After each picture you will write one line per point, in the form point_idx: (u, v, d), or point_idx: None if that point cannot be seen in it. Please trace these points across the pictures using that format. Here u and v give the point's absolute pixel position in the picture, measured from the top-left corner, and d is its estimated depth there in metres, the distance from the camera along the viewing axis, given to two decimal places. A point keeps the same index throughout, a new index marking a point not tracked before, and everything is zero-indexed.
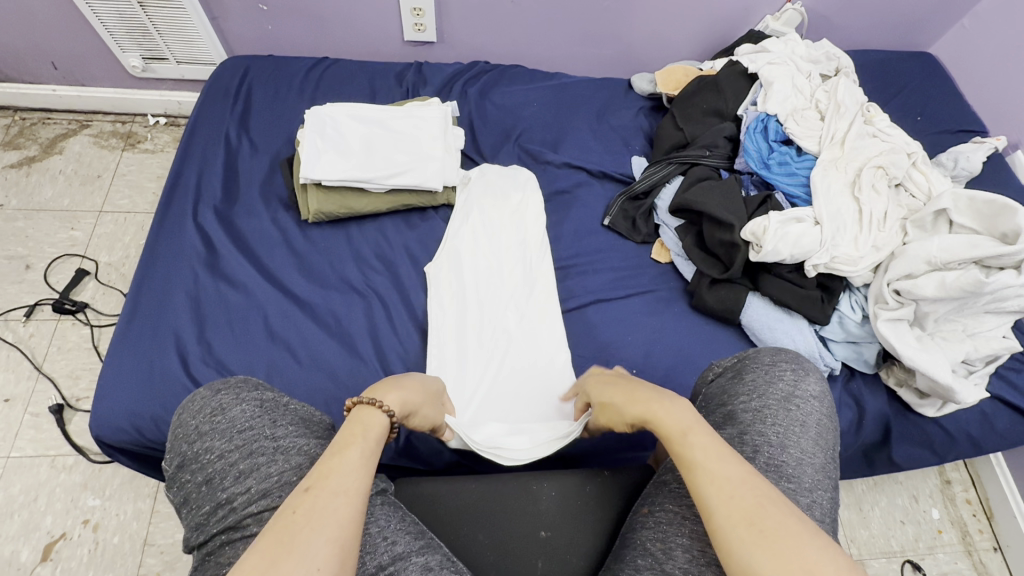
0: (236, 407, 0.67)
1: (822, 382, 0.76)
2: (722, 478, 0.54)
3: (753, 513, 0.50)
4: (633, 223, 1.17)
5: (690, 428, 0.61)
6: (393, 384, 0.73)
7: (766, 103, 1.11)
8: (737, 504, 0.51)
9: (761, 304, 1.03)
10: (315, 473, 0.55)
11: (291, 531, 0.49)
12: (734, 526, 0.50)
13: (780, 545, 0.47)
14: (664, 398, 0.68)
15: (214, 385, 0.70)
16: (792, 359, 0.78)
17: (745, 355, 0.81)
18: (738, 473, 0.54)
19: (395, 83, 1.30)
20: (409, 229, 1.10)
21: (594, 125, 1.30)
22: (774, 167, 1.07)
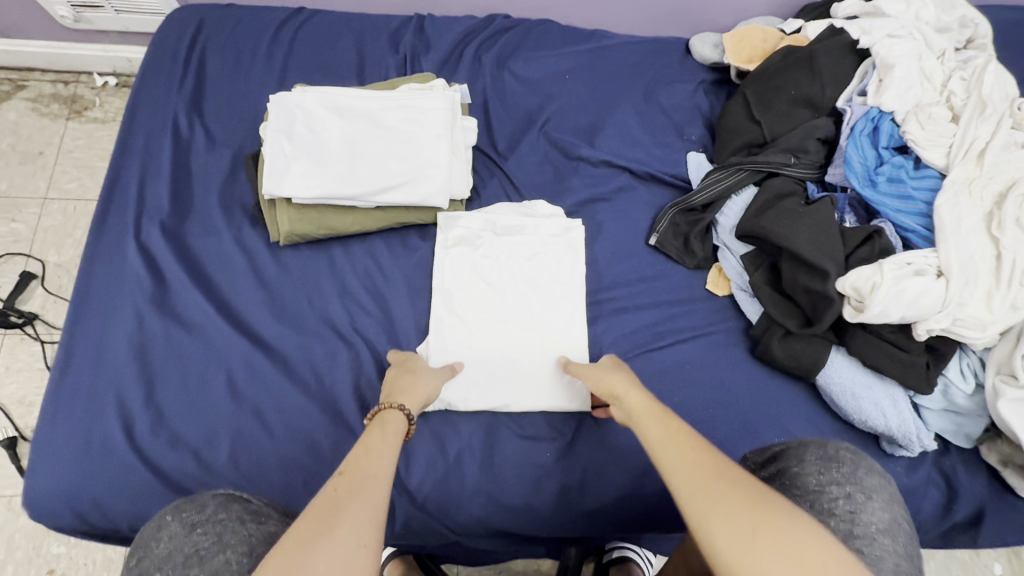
0: (217, 557, 0.52)
1: (891, 505, 0.59)
2: (680, 458, 0.58)
3: (718, 477, 0.54)
4: (686, 243, 0.93)
5: (649, 416, 0.66)
6: (401, 376, 0.75)
7: (879, 95, 0.83)
8: (696, 471, 0.55)
9: (846, 364, 0.82)
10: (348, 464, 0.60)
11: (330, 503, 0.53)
12: (697, 494, 0.53)
13: (746, 504, 0.50)
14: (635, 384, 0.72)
15: (187, 517, 0.56)
16: (847, 477, 0.60)
17: (783, 459, 0.64)
18: (690, 450, 0.58)
19: (389, 47, 1.01)
20: (407, 254, 0.88)
21: (641, 107, 1.03)
22: (883, 185, 0.81)
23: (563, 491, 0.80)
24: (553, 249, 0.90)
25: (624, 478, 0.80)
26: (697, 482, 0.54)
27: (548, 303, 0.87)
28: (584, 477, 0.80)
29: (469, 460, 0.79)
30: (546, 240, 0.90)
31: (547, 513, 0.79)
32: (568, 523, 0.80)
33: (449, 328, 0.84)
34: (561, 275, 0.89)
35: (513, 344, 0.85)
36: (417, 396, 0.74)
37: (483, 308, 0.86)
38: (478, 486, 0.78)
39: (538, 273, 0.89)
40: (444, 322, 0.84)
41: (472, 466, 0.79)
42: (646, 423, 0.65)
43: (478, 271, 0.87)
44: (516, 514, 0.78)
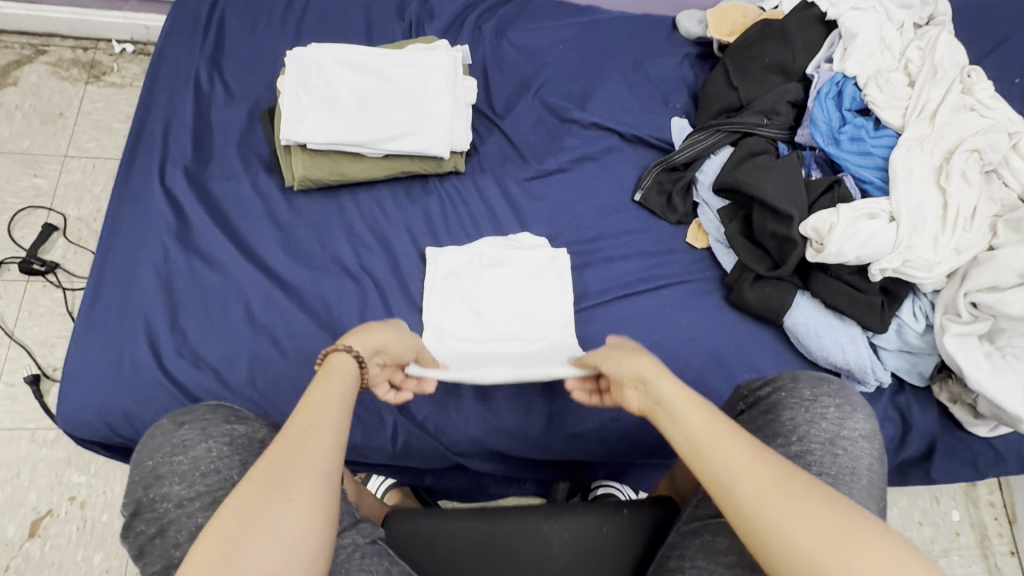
0: (200, 444, 0.63)
1: (870, 418, 0.69)
2: (748, 465, 0.51)
3: (804, 489, 0.49)
4: (668, 199, 1.01)
5: (690, 402, 0.58)
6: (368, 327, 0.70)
7: (843, 62, 0.91)
8: (767, 479, 0.50)
9: (810, 305, 0.90)
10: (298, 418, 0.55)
11: (273, 476, 0.50)
12: (777, 504, 0.48)
13: (840, 520, 0.46)
14: (656, 366, 0.63)
15: (175, 416, 0.67)
16: (835, 392, 0.69)
17: (778, 382, 0.73)
18: (756, 454, 0.52)
19: (396, 15, 1.09)
20: (411, 203, 0.96)
21: (630, 76, 1.11)
22: (845, 143, 0.90)
23: (551, 415, 0.87)
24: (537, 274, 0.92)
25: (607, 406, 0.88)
26: (769, 495, 0.49)
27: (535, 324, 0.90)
28: (570, 404, 0.88)
29: (466, 386, 0.87)
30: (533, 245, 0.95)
31: (537, 435, 0.87)
32: (555, 444, 0.88)
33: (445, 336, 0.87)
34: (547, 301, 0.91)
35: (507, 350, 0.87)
36: (373, 339, 0.68)
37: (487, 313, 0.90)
38: (474, 409, 0.86)
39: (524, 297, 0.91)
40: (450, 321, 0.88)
41: (469, 391, 0.87)
42: (687, 410, 0.57)
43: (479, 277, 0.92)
44: (509, 435, 0.86)
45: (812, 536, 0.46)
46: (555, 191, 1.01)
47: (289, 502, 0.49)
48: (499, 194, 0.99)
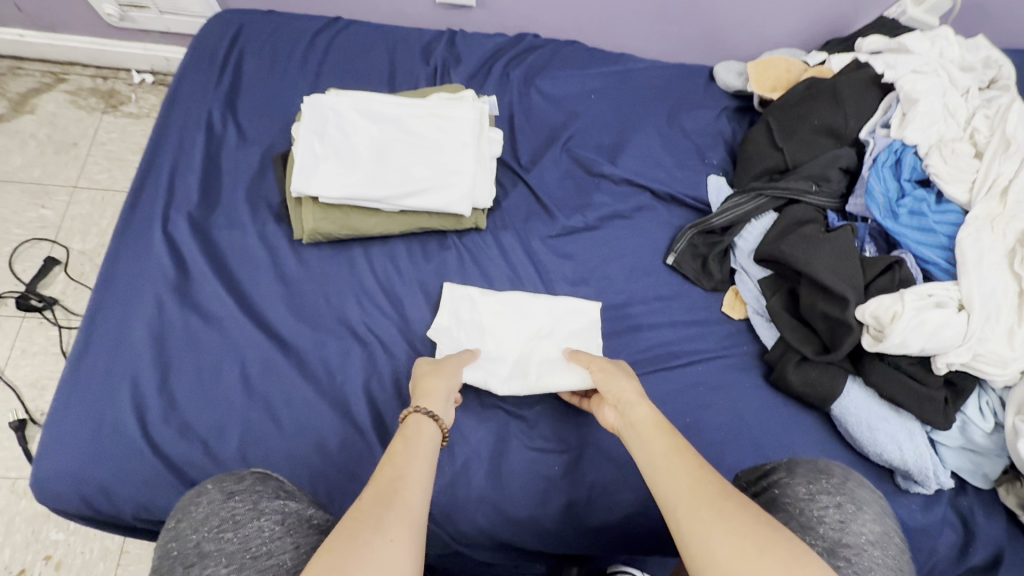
0: (252, 522, 0.55)
1: (883, 517, 0.57)
2: (686, 481, 0.55)
3: (731, 501, 0.51)
4: (703, 264, 0.93)
5: (662, 433, 0.62)
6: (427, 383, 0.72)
7: (903, 128, 0.84)
8: (695, 494, 0.53)
9: (862, 394, 0.81)
10: (391, 471, 0.57)
11: (376, 522, 0.50)
12: (702, 511, 0.51)
13: (755, 537, 0.47)
14: (629, 383, 0.71)
15: (225, 486, 0.60)
16: (836, 488, 0.58)
17: (773, 479, 0.61)
18: (699, 474, 0.55)
19: (421, 59, 1.04)
20: (426, 260, 0.89)
21: (664, 130, 1.05)
22: (904, 217, 0.82)
23: (570, 506, 0.78)
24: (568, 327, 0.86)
25: (632, 498, 0.79)
26: (694, 501, 0.52)
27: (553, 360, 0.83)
28: (591, 494, 0.79)
29: (477, 468, 0.78)
30: (567, 309, 0.86)
31: (554, 529, 0.77)
32: (574, 540, 0.78)
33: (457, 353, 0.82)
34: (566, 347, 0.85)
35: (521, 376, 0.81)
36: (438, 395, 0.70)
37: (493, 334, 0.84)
38: (485, 495, 0.77)
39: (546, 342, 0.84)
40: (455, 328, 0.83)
41: (481, 475, 0.78)
42: (650, 435, 0.62)
43: (496, 310, 0.86)
44: (521, 528, 0.77)
45: (721, 545, 0.48)
46: (581, 251, 0.93)
47: (393, 546, 0.49)
48: (521, 252, 0.92)
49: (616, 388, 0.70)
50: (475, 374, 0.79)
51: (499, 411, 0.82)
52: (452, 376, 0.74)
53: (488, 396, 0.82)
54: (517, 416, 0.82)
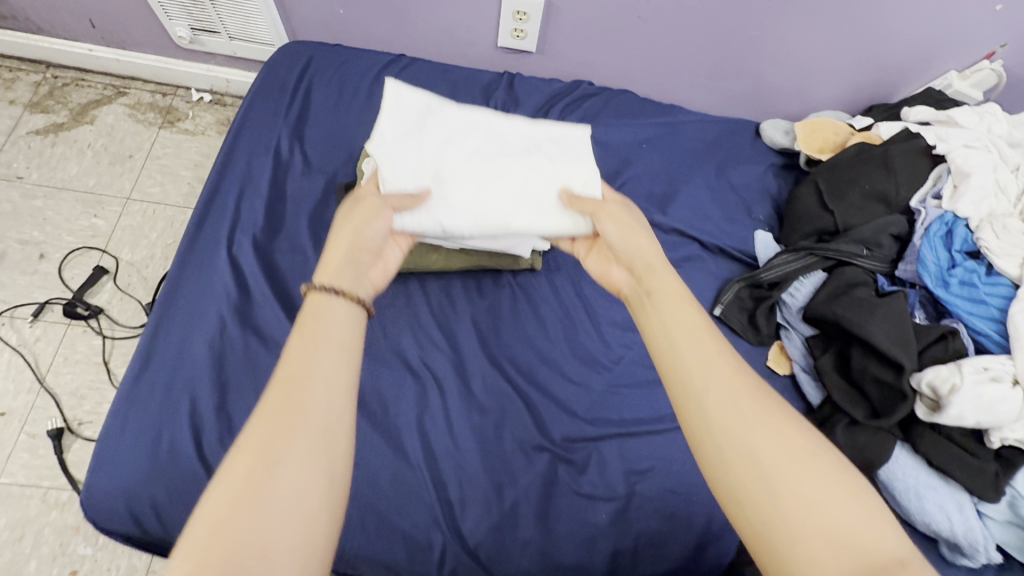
0: None
1: None
2: (721, 366, 0.51)
3: (763, 399, 0.49)
4: (750, 318, 0.95)
5: (690, 313, 0.56)
6: (346, 237, 0.60)
7: (956, 200, 0.86)
8: (734, 387, 0.50)
9: (910, 461, 0.81)
10: (286, 370, 0.48)
11: (262, 445, 0.44)
12: (738, 408, 0.48)
13: (793, 440, 0.47)
14: (645, 241, 0.63)
15: None
16: None
17: None
18: (727, 361, 0.52)
19: (482, 99, 1.08)
20: (480, 297, 0.91)
21: (712, 181, 1.08)
22: (956, 286, 0.83)
23: (616, 555, 0.77)
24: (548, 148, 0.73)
25: (678, 551, 0.78)
26: (727, 397, 0.49)
27: (531, 187, 0.70)
28: (638, 544, 0.78)
29: (525, 509, 0.78)
30: (547, 134, 0.74)
31: None
32: None
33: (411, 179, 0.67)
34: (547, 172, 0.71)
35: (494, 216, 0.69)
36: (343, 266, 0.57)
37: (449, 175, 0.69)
38: (532, 537, 0.77)
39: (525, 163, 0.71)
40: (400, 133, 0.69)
41: (529, 517, 0.78)
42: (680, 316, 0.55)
43: (453, 126, 0.72)
44: None
45: (755, 439, 0.47)
46: None
47: (284, 476, 0.43)
48: (573, 294, 0.94)
49: (636, 255, 0.62)
50: (428, 220, 0.66)
51: (549, 455, 0.81)
52: (364, 230, 0.61)
53: (538, 438, 0.82)
54: (566, 460, 0.82)
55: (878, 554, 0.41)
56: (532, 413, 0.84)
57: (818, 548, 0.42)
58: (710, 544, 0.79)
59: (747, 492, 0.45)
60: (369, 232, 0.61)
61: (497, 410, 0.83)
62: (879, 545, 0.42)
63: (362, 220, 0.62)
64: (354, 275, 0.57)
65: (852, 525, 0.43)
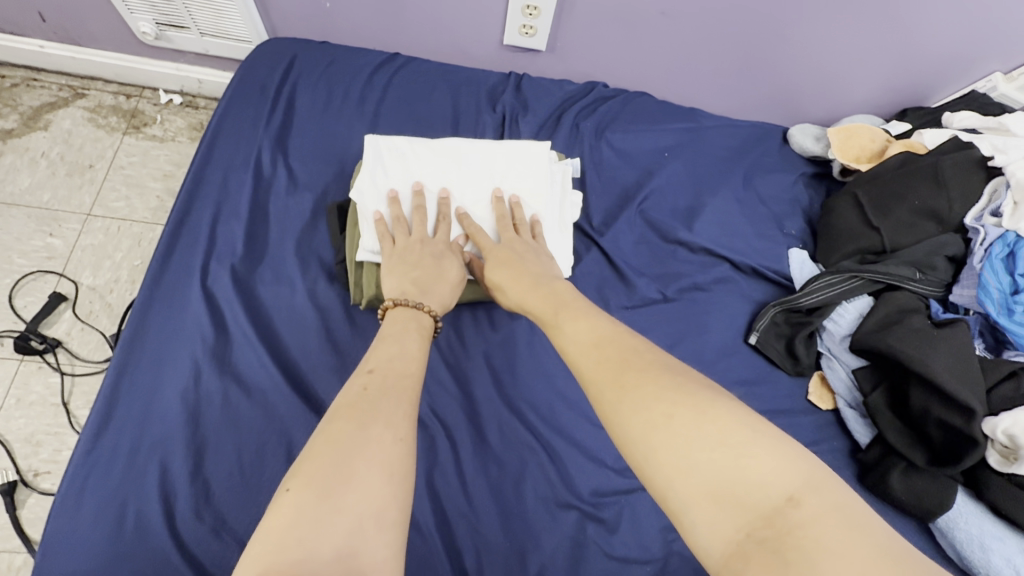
0: None
1: None
2: (597, 352, 0.50)
3: (642, 365, 0.47)
4: (789, 346, 0.86)
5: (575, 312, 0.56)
6: (429, 267, 0.66)
7: (1019, 218, 0.78)
8: (609, 365, 0.48)
9: (970, 509, 0.73)
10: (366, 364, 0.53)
11: (355, 413, 0.46)
12: (611, 381, 0.47)
13: (671, 397, 0.43)
14: (544, 265, 0.67)
15: None
16: None
17: None
18: (613, 341, 0.51)
19: (487, 104, 0.97)
20: (493, 330, 0.80)
21: (740, 193, 0.98)
22: (1021, 315, 0.75)
23: None
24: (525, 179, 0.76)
25: None
26: (609, 371, 0.47)
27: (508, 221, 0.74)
28: None
29: None
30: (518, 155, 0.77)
31: None
32: None
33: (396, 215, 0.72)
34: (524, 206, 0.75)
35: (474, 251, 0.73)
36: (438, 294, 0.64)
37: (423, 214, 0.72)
38: None
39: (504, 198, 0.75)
40: (371, 178, 0.73)
41: None
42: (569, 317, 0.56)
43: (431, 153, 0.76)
44: None
45: (630, 410, 0.44)
46: (660, 326, 0.85)
47: (384, 433, 0.45)
48: None
49: (541, 271, 0.66)
50: None
51: (577, 513, 0.72)
52: (437, 266, 0.67)
53: (563, 493, 0.73)
54: (595, 518, 0.72)
55: (765, 500, 0.37)
56: (556, 464, 0.74)
57: (702, 509, 0.38)
58: None
59: (642, 464, 0.42)
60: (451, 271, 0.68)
61: (516, 462, 0.73)
62: (765, 489, 0.37)
63: (430, 249, 0.68)
64: (442, 303, 0.65)
65: (734, 465, 0.38)
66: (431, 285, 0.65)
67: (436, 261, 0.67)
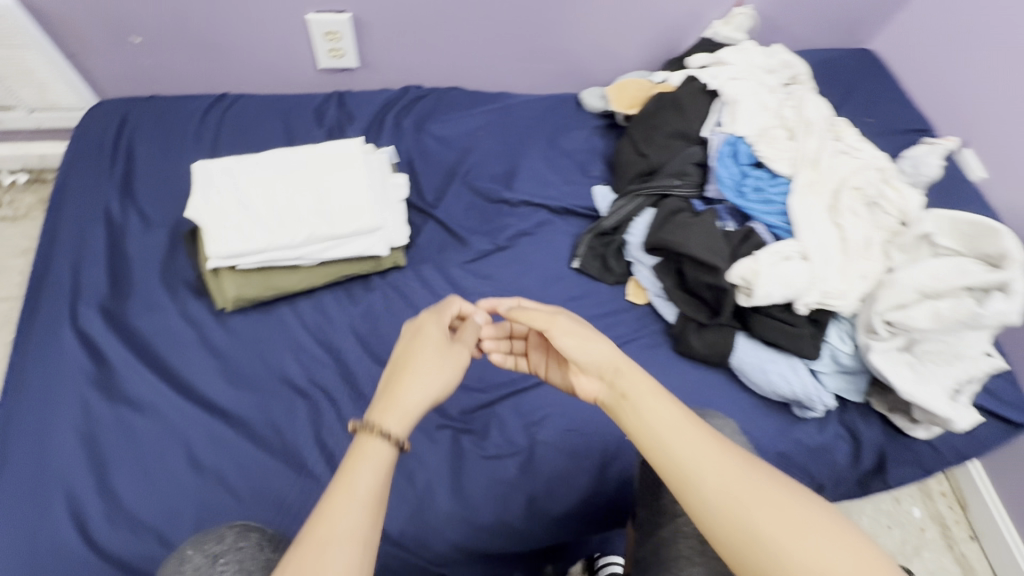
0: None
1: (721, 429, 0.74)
2: (707, 449, 0.57)
3: (757, 475, 0.55)
4: (604, 262, 1.06)
5: (652, 393, 0.62)
6: (399, 374, 0.62)
7: (734, 124, 1.03)
8: (723, 466, 0.56)
9: (751, 345, 0.96)
10: (318, 513, 0.53)
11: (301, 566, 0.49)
12: (733, 484, 0.54)
13: (789, 512, 0.52)
14: (597, 341, 0.66)
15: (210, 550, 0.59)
16: None
17: None
18: (717, 442, 0.58)
19: (315, 121, 1.10)
20: (353, 305, 0.93)
21: (547, 152, 1.18)
22: (750, 194, 1.00)
23: (531, 501, 0.84)
24: (342, 167, 0.90)
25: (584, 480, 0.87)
26: (721, 476, 0.55)
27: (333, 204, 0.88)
28: (548, 485, 0.85)
29: (440, 485, 0.83)
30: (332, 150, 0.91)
31: (520, 527, 0.83)
32: (539, 532, 0.84)
33: (232, 220, 0.84)
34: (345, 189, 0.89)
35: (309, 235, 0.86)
36: (405, 403, 0.60)
37: (253, 218, 0.85)
38: (450, 510, 0.82)
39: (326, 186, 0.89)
40: (204, 196, 0.85)
41: (444, 491, 0.82)
42: (646, 398, 0.61)
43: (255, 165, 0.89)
44: (490, 533, 0.82)
45: (750, 511, 0.52)
46: (498, 270, 1.02)
47: None
48: (443, 281, 0.99)
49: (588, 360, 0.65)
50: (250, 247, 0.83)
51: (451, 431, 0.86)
52: (411, 367, 0.63)
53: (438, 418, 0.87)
54: (468, 431, 0.87)
55: None
56: None
57: None
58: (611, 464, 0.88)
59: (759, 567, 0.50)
60: (440, 367, 0.64)
61: None
62: None
63: (406, 335, 0.68)
64: (406, 410, 0.59)
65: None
66: (392, 396, 0.60)
67: (409, 359, 0.64)
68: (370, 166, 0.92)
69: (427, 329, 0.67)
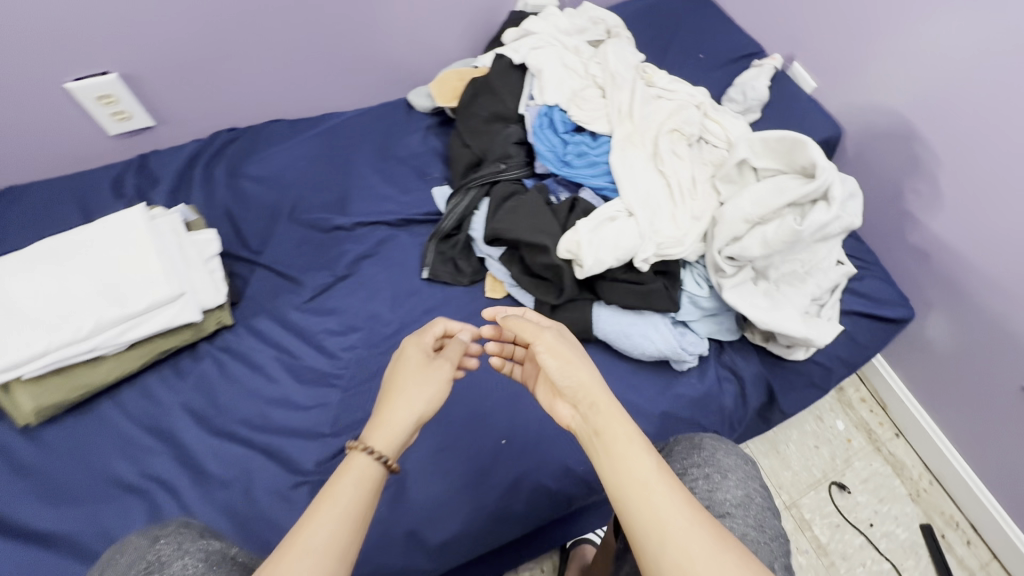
0: (177, 560, 0.45)
1: (747, 479, 0.62)
2: (682, 511, 0.48)
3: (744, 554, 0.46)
4: (455, 265, 1.02)
5: (628, 435, 0.54)
6: (390, 392, 0.61)
7: (543, 94, 1.00)
8: (701, 531, 0.47)
9: (609, 313, 0.92)
10: (298, 525, 0.47)
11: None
12: (705, 551, 0.45)
13: None
14: (582, 365, 0.62)
15: (151, 533, 0.49)
16: (706, 460, 0.63)
17: (670, 446, 0.69)
18: (689, 504, 0.49)
19: (114, 193, 1.02)
20: (182, 380, 0.86)
21: (378, 164, 1.13)
22: (574, 161, 0.97)
23: (411, 535, 0.80)
24: (124, 241, 0.83)
25: (463, 497, 0.83)
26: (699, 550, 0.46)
27: (121, 282, 0.81)
28: (425, 513, 0.81)
29: None
30: (111, 226, 0.84)
31: (403, 564, 0.79)
32: (425, 563, 0.80)
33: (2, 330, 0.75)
34: (132, 262, 0.82)
35: (98, 323, 0.78)
36: (397, 422, 0.57)
37: (27, 324, 0.76)
38: None
39: (110, 265, 0.82)
40: None
41: None
42: (620, 441, 0.54)
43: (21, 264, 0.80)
44: None
45: None
46: (341, 302, 0.96)
47: None
48: (281, 329, 0.93)
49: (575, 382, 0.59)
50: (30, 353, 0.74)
51: (309, 486, 0.81)
52: (404, 392, 0.61)
53: (294, 476, 0.81)
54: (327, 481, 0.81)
55: None
56: (278, 457, 0.82)
57: None
58: (489, 473, 0.85)
59: None
60: (432, 388, 0.62)
61: (240, 475, 0.80)
62: None
63: (411, 351, 0.66)
64: (396, 427, 0.57)
65: None
66: (387, 416, 0.58)
67: (405, 375, 0.62)
68: (159, 231, 0.86)
69: (416, 352, 0.67)
